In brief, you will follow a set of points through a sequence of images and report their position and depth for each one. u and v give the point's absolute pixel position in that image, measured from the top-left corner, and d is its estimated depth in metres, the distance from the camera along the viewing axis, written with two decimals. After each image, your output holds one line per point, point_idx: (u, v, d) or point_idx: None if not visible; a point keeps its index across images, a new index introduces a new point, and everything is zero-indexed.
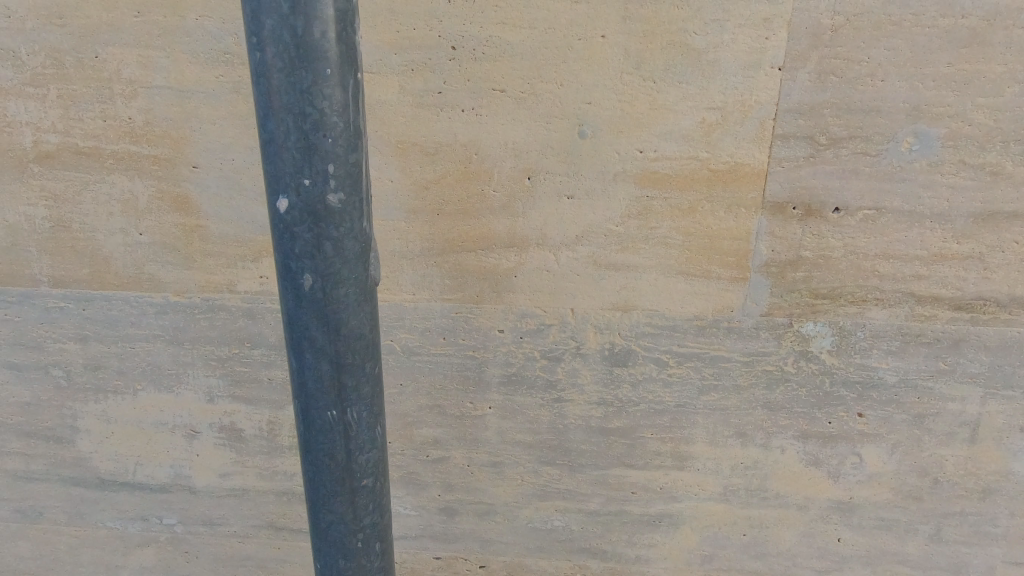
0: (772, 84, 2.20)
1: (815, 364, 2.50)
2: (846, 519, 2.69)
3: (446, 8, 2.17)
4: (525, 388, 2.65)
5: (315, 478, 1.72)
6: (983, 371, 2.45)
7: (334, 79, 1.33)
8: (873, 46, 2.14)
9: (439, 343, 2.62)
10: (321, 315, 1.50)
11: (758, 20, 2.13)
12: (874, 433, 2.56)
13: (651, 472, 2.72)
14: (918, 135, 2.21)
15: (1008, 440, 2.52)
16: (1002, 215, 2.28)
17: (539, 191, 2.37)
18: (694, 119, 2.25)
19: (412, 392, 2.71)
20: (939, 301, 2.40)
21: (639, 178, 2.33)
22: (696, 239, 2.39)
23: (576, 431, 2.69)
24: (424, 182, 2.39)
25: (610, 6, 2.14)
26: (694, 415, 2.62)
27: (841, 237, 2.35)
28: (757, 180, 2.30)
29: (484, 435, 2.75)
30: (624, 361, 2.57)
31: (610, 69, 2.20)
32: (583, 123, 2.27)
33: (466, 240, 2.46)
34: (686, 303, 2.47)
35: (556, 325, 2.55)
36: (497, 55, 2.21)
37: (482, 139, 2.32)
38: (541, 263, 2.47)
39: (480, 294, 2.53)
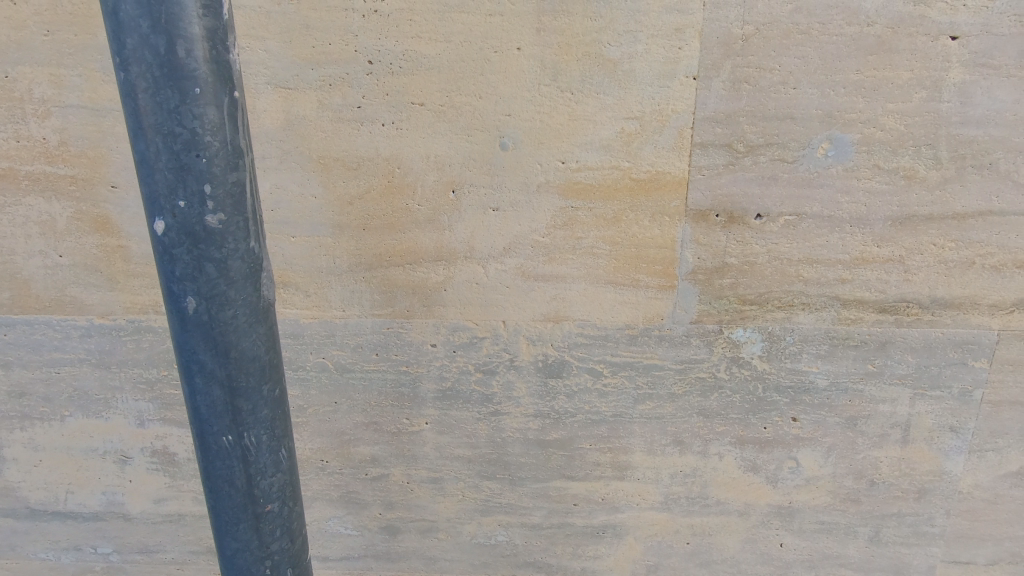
0: (688, 93, 2.21)
1: (747, 369, 2.50)
2: (787, 523, 2.69)
3: (360, 23, 2.20)
4: (460, 402, 2.62)
5: (216, 506, 1.66)
6: (911, 372, 2.45)
7: (206, 98, 1.33)
8: (782, 55, 2.14)
9: (372, 359, 2.58)
10: (209, 338, 1.48)
11: (671, 30, 2.15)
12: (809, 437, 2.57)
13: (591, 483, 2.69)
14: (832, 140, 2.21)
15: (939, 439, 2.53)
16: (919, 218, 2.28)
17: (464, 204, 2.37)
18: (613, 129, 2.26)
19: (347, 410, 2.66)
20: (864, 304, 2.39)
21: (562, 189, 2.33)
22: (622, 248, 2.39)
23: (515, 444, 2.66)
24: (348, 197, 2.39)
25: (524, 19, 2.16)
26: (631, 424, 2.60)
27: (765, 244, 2.34)
28: (679, 189, 2.31)
29: (422, 452, 2.70)
30: (558, 372, 2.56)
31: (527, 81, 2.22)
32: (503, 134, 2.28)
33: (394, 255, 2.45)
34: (616, 312, 2.46)
35: (489, 338, 2.53)
36: (414, 69, 2.24)
37: (404, 152, 2.33)
38: (470, 276, 2.46)
39: (410, 309, 2.51)
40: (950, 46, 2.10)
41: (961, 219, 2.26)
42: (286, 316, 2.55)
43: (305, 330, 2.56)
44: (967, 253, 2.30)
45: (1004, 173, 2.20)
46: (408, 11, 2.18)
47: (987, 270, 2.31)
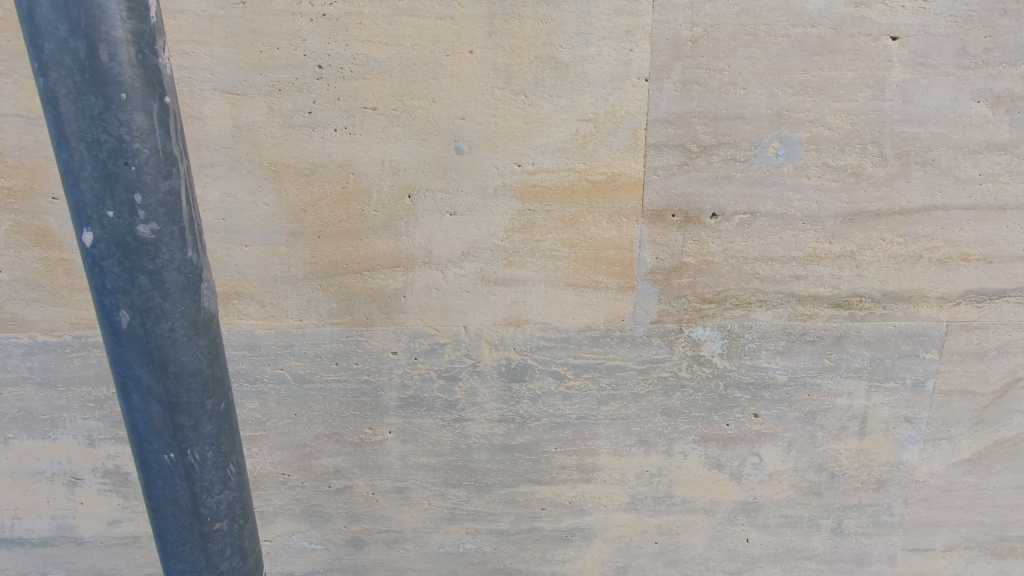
0: (640, 95, 2.22)
1: (708, 367, 2.52)
2: (752, 519, 2.71)
3: (309, 27, 2.16)
4: (424, 409, 2.58)
5: (160, 527, 1.60)
6: (865, 365, 2.50)
7: (133, 103, 1.28)
8: (730, 56, 2.17)
9: (331, 369, 2.53)
10: (145, 353, 1.42)
11: (621, 32, 2.16)
12: (770, 433, 2.60)
13: (558, 487, 2.68)
14: (782, 139, 2.25)
15: (895, 430, 2.58)
16: (868, 214, 2.33)
17: (421, 209, 2.34)
18: (568, 131, 2.26)
19: (308, 422, 2.60)
20: (818, 300, 2.43)
21: (519, 192, 2.32)
22: (581, 250, 2.39)
23: (480, 450, 2.63)
24: (301, 204, 2.34)
25: (475, 22, 2.15)
26: (595, 426, 2.60)
27: (721, 242, 2.37)
28: (635, 190, 2.32)
29: (386, 461, 2.66)
30: (521, 376, 2.54)
31: (480, 84, 2.21)
32: (458, 138, 2.27)
33: (350, 262, 2.40)
34: (577, 314, 2.46)
35: (450, 344, 2.50)
36: (365, 73, 2.21)
37: (358, 158, 2.30)
38: (429, 281, 2.43)
39: (369, 316, 2.47)
40: (891, 46, 2.15)
41: (907, 214, 2.32)
42: (241, 327, 2.48)
43: (261, 341, 2.50)
44: (914, 247, 2.35)
45: (946, 169, 2.26)
46: (357, 14, 2.15)
47: (934, 264, 2.36)
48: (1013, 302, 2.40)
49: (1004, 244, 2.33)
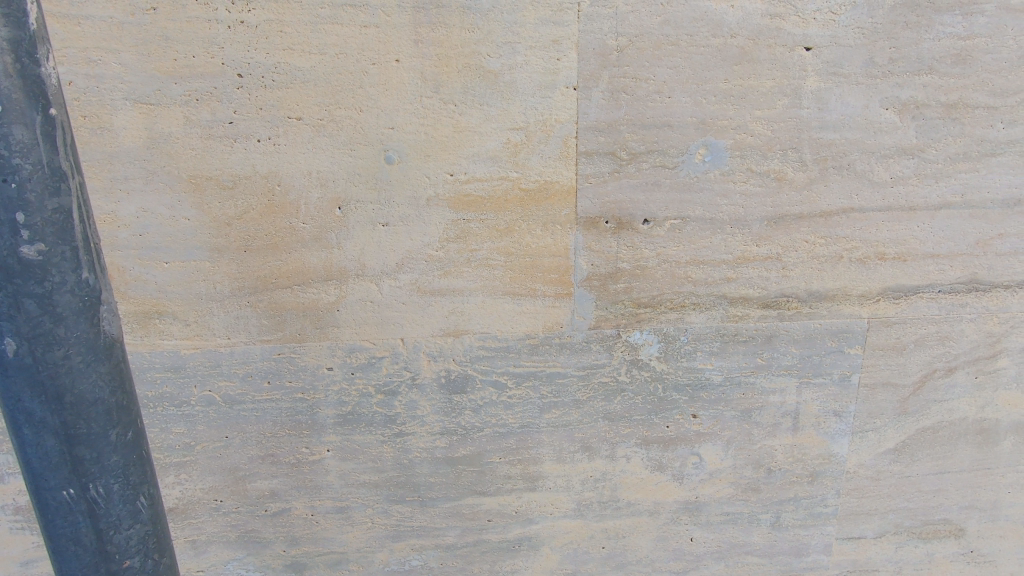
0: (570, 104, 2.24)
1: (646, 371, 2.55)
2: (695, 518, 2.76)
3: (226, 35, 2.09)
4: (362, 425, 2.52)
5: (62, 570, 1.48)
6: (796, 362, 2.57)
7: (12, 116, 1.21)
8: (655, 65, 2.22)
9: (264, 388, 2.44)
10: (35, 383, 1.32)
11: (548, 42, 2.18)
12: (708, 432, 2.65)
13: (503, 497, 2.66)
14: (708, 146, 2.31)
15: (826, 424, 2.66)
16: (791, 216, 2.40)
17: (352, 220, 2.29)
18: (499, 140, 2.26)
19: (240, 445, 2.50)
20: (749, 301, 2.49)
21: (452, 202, 2.30)
22: (517, 259, 2.38)
23: (423, 464, 2.59)
24: (225, 218, 2.25)
25: (401, 31, 2.13)
26: (538, 434, 2.59)
27: (654, 248, 2.40)
28: (568, 197, 2.33)
29: (325, 481, 2.57)
30: (462, 388, 2.51)
31: (409, 93, 2.19)
32: (387, 148, 2.23)
33: (280, 277, 2.32)
34: (515, 322, 2.45)
35: (388, 357, 2.45)
36: (288, 82, 2.15)
37: (284, 169, 2.23)
38: (364, 294, 2.37)
39: (302, 332, 2.39)
40: (805, 56, 2.24)
41: (827, 217, 2.40)
42: (164, 348, 2.37)
43: (187, 362, 2.39)
44: (835, 248, 2.44)
45: (861, 173, 2.36)
46: (278, 22, 2.10)
47: (854, 263, 2.46)
48: (928, 297, 2.51)
49: (916, 243, 2.44)
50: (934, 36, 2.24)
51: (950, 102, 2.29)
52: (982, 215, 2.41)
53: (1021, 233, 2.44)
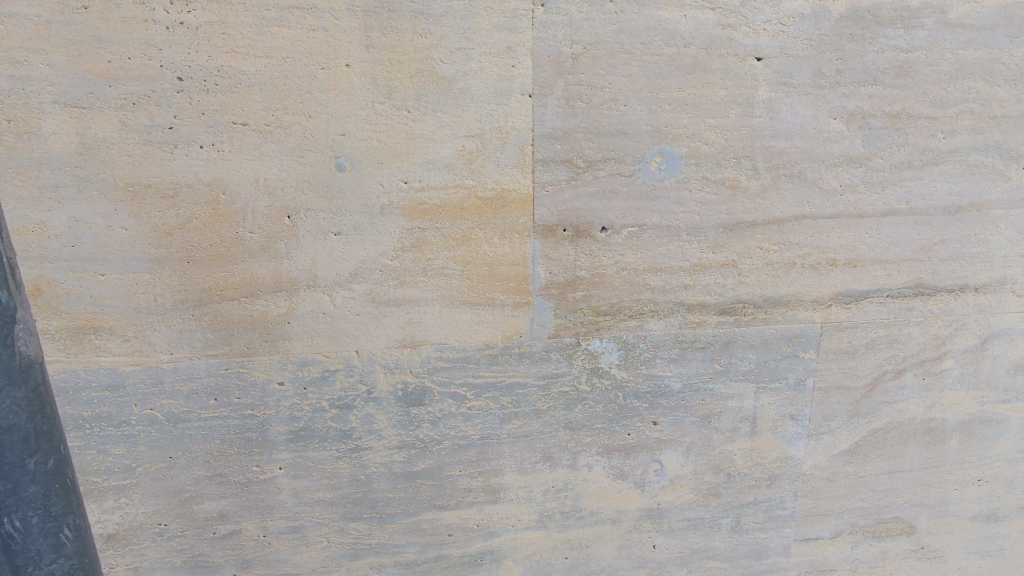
0: (525, 111, 2.22)
1: (607, 379, 2.54)
2: (657, 525, 2.76)
3: (164, 36, 2.00)
4: (316, 441, 2.44)
5: None
6: (753, 368, 2.59)
7: None
8: (610, 73, 2.22)
9: (210, 405, 2.34)
10: None
11: (502, 48, 2.15)
12: (669, 439, 2.65)
13: (464, 510, 2.61)
14: (663, 155, 2.31)
15: (783, 428, 2.70)
16: (746, 224, 2.42)
17: (302, 230, 2.21)
18: (454, 147, 2.21)
19: (185, 465, 2.38)
20: (706, 308, 2.50)
21: (407, 210, 2.25)
22: (474, 267, 2.34)
23: (380, 480, 2.51)
24: (166, 228, 2.15)
25: (351, 35, 2.07)
26: (499, 445, 2.55)
27: (612, 255, 2.39)
28: (525, 205, 2.31)
29: (277, 500, 2.47)
30: (419, 400, 2.45)
31: (360, 99, 2.13)
32: (338, 155, 2.16)
33: (226, 288, 2.23)
34: (473, 332, 2.41)
35: (342, 371, 2.38)
36: (232, 86, 2.07)
37: (229, 177, 2.14)
38: (316, 305, 2.30)
39: (251, 346, 2.31)
40: (756, 66, 2.28)
41: (780, 224, 2.43)
42: (101, 365, 2.24)
43: (127, 380, 2.27)
44: (789, 254, 2.47)
45: (811, 181, 2.40)
46: (220, 23, 2.01)
47: (807, 269, 2.49)
48: (877, 302, 2.55)
49: (865, 249, 2.48)
50: (878, 48, 2.30)
51: (894, 112, 2.36)
52: (927, 221, 2.47)
53: (964, 239, 2.50)
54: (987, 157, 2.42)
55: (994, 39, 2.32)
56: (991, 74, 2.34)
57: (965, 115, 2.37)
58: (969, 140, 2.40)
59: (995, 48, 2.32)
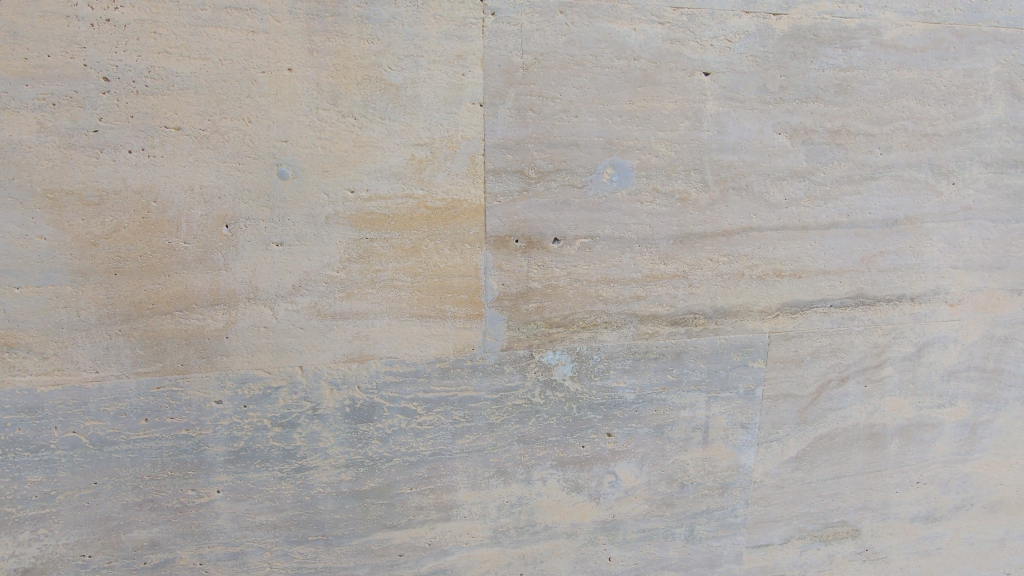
0: (476, 120, 2.18)
1: (560, 391, 2.51)
2: (613, 537, 2.74)
3: (90, 34, 1.90)
4: (257, 462, 2.32)
5: None
6: (704, 378, 2.62)
7: None
8: (561, 84, 2.21)
9: (141, 427, 2.20)
10: None
11: (451, 56, 2.12)
12: (623, 450, 2.64)
13: (415, 529, 2.53)
14: (614, 166, 2.31)
15: (734, 437, 2.73)
16: (696, 235, 2.44)
17: (241, 240, 2.12)
18: (402, 156, 2.16)
19: (113, 491, 2.24)
20: (658, 319, 2.51)
21: (353, 220, 2.17)
22: (424, 279, 2.28)
23: (326, 500, 2.41)
24: (90, 238, 2.02)
25: (293, 38, 2.01)
26: (451, 461, 2.48)
27: (564, 267, 2.38)
28: (476, 216, 2.26)
29: (214, 525, 2.34)
30: (367, 416, 2.37)
31: (303, 104, 2.06)
32: (280, 162, 2.08)
33: (158, 302, 2.11)
34: (424, 345, 2.34)
35: (285, 387, 2.28)
36: (164, 88, 1.97)
37: (161, 184, 2.03)
38: (256, 319, 2.19)
39: (185, 362, 2.18)
40: (704, 81, 2.31)
41: (729, 236, 2.47)
42: (17, 385, 2.09)
43: (47, 400, 2.12)
44: (737, 265, 2.50)
45: (758, 194, 2.45)
46: (151, 22, 1.93)
47: (755, 280, 2.53)
48: (821, 311, 2.62)
49: (810, 260, 2.55)
50: (819, 66, 2.38)
51: (835, 128, 2.43)
52: (866, 234, 2.55)
53: (901, 251, 2.59)
54: (920, 172, 2.52)
55: (925, 60, 2.43)
56: (922, 94, 2.45)
57: (900, 132, 2.47)
58: (903, 157, 2.50)
59: (926, 69, 2.43)
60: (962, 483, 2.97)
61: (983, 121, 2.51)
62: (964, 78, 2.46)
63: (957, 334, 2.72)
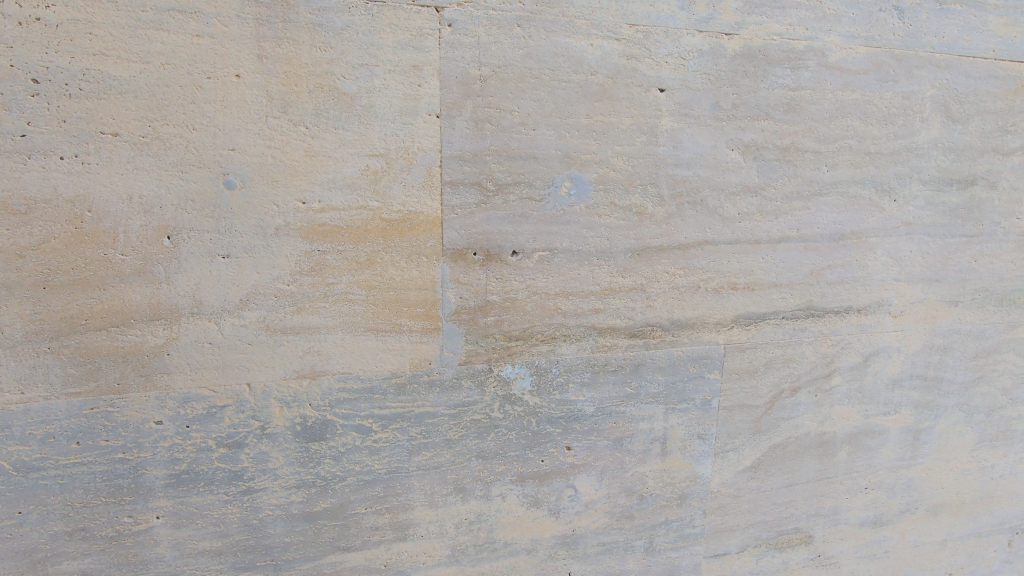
0: (432, 132, 2.15)
1: (519, 405, 2.49)
2: (573, 551, 2.72)
3: (18, 33, 1.81)
4: (201, 485, 2.21)
5: None
6: (662, 390, 2.64)
7: None
8: (519, 97, 2.21)
9: (72, 451, 2.08)
10: None
11: (407, 67, 2.09)
12: (583, 464, 2.63)
13: (370, 550, 2.45)
14: (572, 180, 2.32)
15: (691, 448, 2.75)
16: (653, 249, 2.47)
17: (184, 252, 2.02)
18: (357, 167, 2.11)
19: (39, 521, 2.10)
20: (617, 331, 2.51)
21: (304, 232, 2.10)
22: (379, 292, 2.22)
23: (276, 523, 2.31)
24: (16, 249, 1.90)
25: (241, 44, 1.94)
26: (408, 479, 2.42)
27: (523, 280, 2.36)
28: (433, 228, 2.22)
29: (153, 553, 2.22)
30: (320, 435, 2.28)
31: (251, 112, 1.99)
32: (227, 171, 2.00)
33: (92, 317, 2.00)
34: (379, 361, 2.28)
35: (231, 406, 2.18)
36: (100, 92, 1.88)
37: (95, 193, 1.93)
38: (200, 335, 2.10)
39: (122, 381, 2.07)
40: (659, 97, 2.35)
41: (684, 249, 2.50)
42: None
43: None
44: (693, 278, 2.54)
45: (712, 209, 2.49)
46: (86, 23, 1.84)
47: (710, 293, 2.57)
48: (774, 323, 2.68)
49: (762, 273, 2.61)
50: (769, 85, 2.45)
51: (784, 145, 2.51)
52: (815, 248, 2.63)
53: (847, 264, 2.68)
54: (864, 189, 2.62)
55: (867, 82, 2.53)
56: (865, 114, 2.55)
57: (845, 151, 2.56)
58: (849, 174, 2.59)
59: (868, 91, 2.54)
60: (906, 488, 3.08)
61: (921, 141, 2.63)
62: (903, 100, 2.58)
63: (900, 344, 2.83)
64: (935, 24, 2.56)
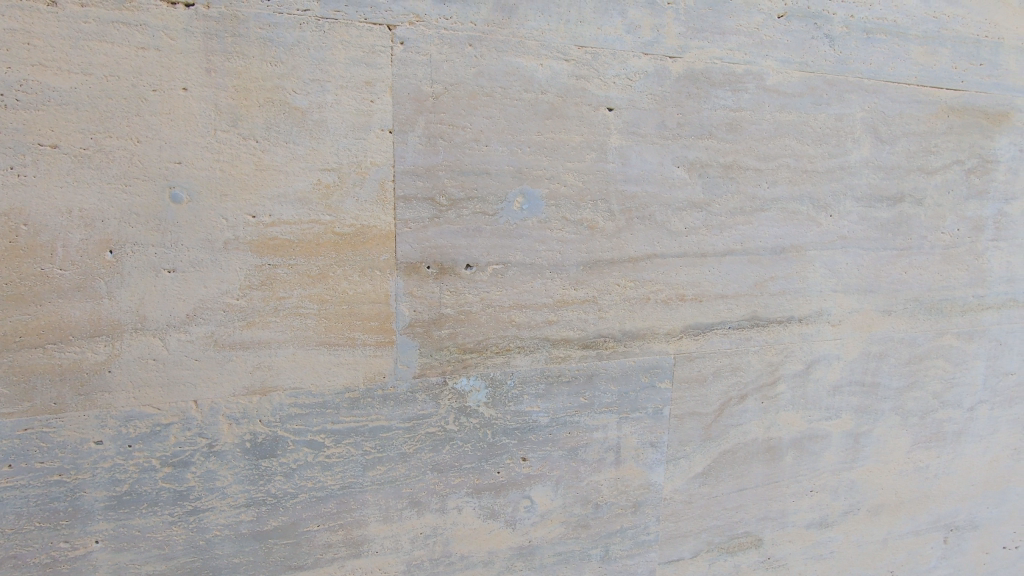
0: (385, 147, 2.17)
1: (475, 417, 2.50)
2: (529, 562, 2.74)
3: None
4: (144, 506, 2.14)
5: None
6: (615, 399, 2.70)
7: None
8: (471, 114, 2.26)
9: (4, 474, 2.00)
10: None
11: (360, 83, 2.11)
12: (538, 474, 2.66)
13: (323, 568, 2.42)
14: (524, 195, 2.37)
15: (644, 456, 2.82)
16: (604, 262, 2.54)
17: (127, 266, 1.98)
18: (308, 181, 2.11)
19: None
20: (570, 343, 2.57)
21: (254, 246, 2.08)
22: (332, 306, 2.21)
23: (223, 544, 2.26)
24: None
25: (188, 57, 1.93)
26: (362, 494, 2.40)
27: (476, 293, 2.39)
28: (386, 242, 2.24)
29: None
30: (270, 452, 2.25)
31: (199, 125, 1.97)
32: (173, 185, 1.97)
33: (28, 334, 1.94)
34: (332, 375, 2.27)
35: (177, 424, 2.13)
36: (39, 103, 1.84)
37: (32, 206, 1.88)
38: (144, 351, 2.05)
39: (59, 401, 2.01)
40: (608, 116, 2.44)
41: (634, 262, 2.58)
42: None
43: None
44: (643, 290, 2.62)
45: (660, 223, 2.58)
46: (24, 33, 1.80)
47: (659, 304, 2.65)
48: (721, 333, 2.78)
49: (709, 285, 2.71)
50: (711, 106, 2.57)
51: (727, 163, 2.63)
52: (758, 261, 2.75)
53: (788, 276, 2.81)
54: (802, 205, 2.76)
55: (802, 104, 2.69)
56: (801, 134, 2.70)
57: (784, 168, 2.70)
58: (787, 190, 2.73)
59: (803, 112, 2.69)
60: (849, 489, 3.22)
61: (853, 160, 2.80)
62: (836, 122, 2.74)
63: (839, 352, 2.97)
64: (863, 51, 2.74)
